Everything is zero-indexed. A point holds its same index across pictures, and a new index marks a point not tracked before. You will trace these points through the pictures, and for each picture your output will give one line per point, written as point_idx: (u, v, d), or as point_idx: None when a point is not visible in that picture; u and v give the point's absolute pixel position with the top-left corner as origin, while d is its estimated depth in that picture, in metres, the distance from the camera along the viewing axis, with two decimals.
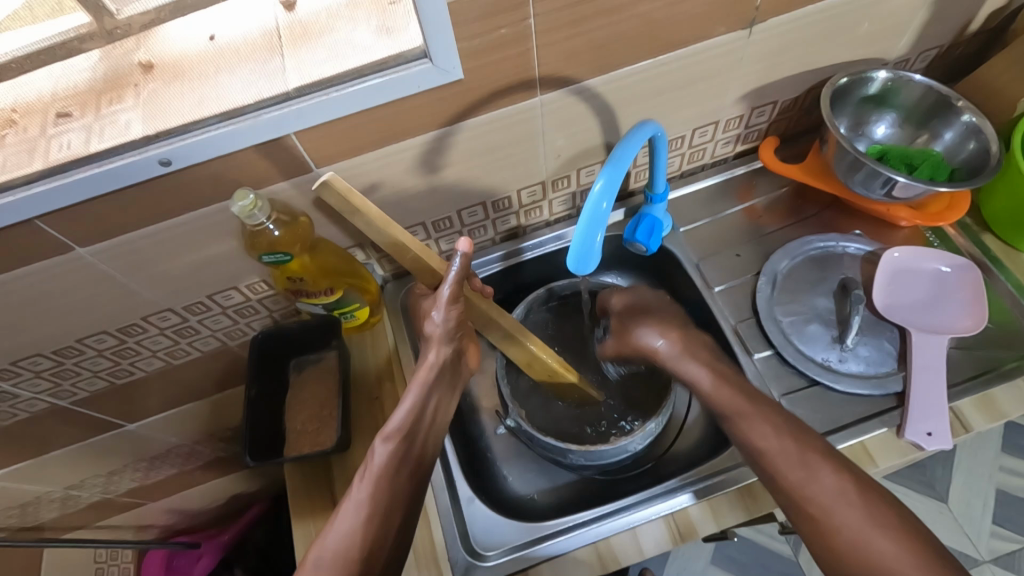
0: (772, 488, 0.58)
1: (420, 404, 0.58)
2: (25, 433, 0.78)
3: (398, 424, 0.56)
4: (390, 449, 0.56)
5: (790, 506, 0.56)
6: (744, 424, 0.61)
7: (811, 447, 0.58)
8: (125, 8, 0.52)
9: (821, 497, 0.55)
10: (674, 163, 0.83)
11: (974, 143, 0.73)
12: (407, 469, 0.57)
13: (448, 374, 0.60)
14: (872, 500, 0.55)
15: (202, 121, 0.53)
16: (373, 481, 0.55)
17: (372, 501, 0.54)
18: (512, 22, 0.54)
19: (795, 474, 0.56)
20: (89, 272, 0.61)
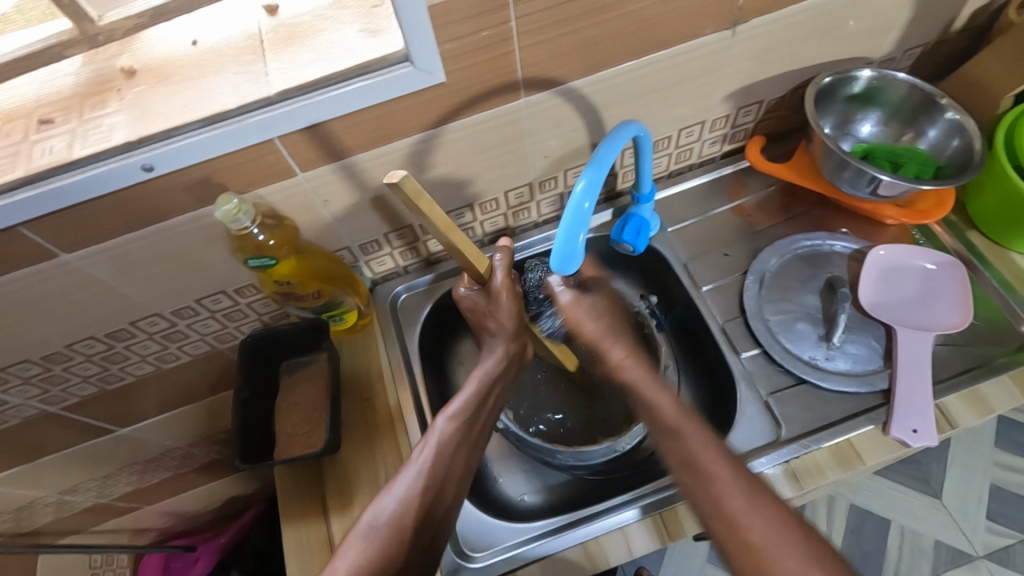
0: (710, 518, 0.52)
1: (484, 389, 0.61)
2: (17, 438, 0.78)
3: (462, 403, 0.60)
4: (455, 426, 0.59)
5: (731, 541, 0.50)
6: (692, 441, 0.55)
7: (754, 480, 0.52)
8: (107, 14, 0.52)
9: (764, 535, 0.49)
10: (662, 163, 0.83)
11: (959, 140, 0.73)
12: (465, 449, 0.59)
13: (512, 366, 0.64)
14: (823, 540, 0.49)
15: (185, 126, 0.53)
16: (433, 453, 0.57)
17: (429, 473, 0.56)
18: (495, 23, 0.54)
19: (737, 503, 0.51)
20: (76, 278, 0.61)
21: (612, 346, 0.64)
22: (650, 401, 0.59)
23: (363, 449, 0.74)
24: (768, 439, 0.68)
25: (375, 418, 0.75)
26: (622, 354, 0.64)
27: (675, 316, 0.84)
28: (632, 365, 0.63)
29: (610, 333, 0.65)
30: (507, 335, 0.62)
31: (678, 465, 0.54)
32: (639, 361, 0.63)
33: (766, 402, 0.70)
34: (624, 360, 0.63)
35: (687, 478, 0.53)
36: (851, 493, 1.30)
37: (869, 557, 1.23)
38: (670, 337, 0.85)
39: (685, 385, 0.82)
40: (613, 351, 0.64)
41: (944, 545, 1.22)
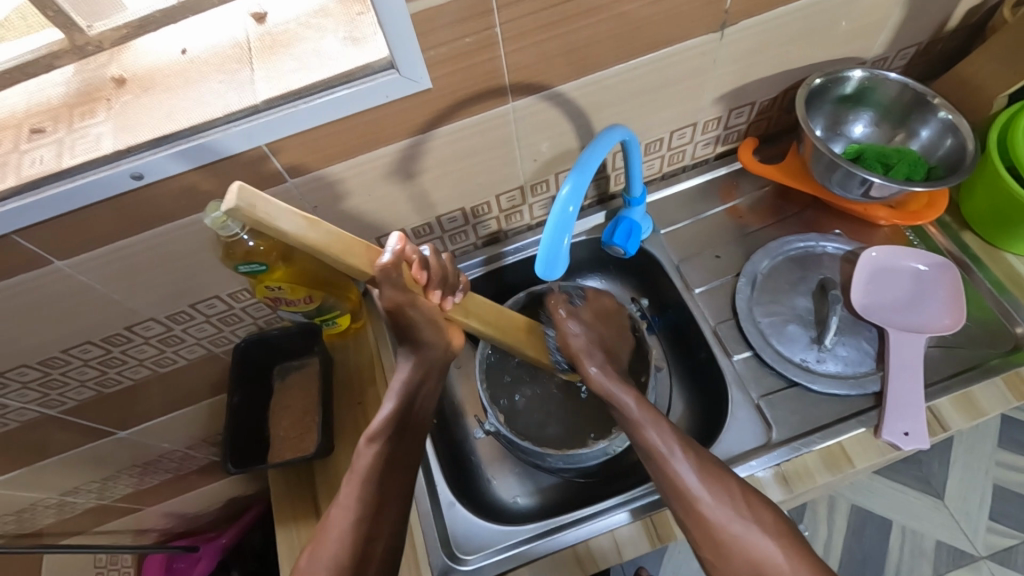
0: (669, 497, 0.57)
1: (405, 398, 0.57)
2: (17, 441, 0.79)
3: (381, 423, 0.56)
4: (376, 450, 0.55)
5: (685, 512, 0.56)
6: (651, 433, 0.59)
7: (704, 458, 0.58)
8: (96, 24, 0.52)
9: (713, 511, 0.55)
10: (654, 165, 0.83)
11: (951, 140, 0.73)
12: (396, 471, 0.56)
13: (434, 369, 0.59)
14: (756, 510, 0.55)
15: (172, 135, 0.54)
16: (359, 483, 0.54)
17: (358, 506, 0.53)
18: (478, 30, 0.54)
19: (688, 477, 0.56)
20: (71, 285, 0.62)
21: (584, 359, 0.63)
22: (616, 403, 0.61)
23: (353, 453, 0.74)
24: (759, 442, 0.68)
25: (364, 422, 0.76)
26: (595, 365, 0.63)
27: (667, 319, 0.84)
28: (600, 373, 0.62)
29: (589, 348, 0.64)
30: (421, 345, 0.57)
31: (642, 453, 0.59)
32: (608, 371, 0.63)
33: (756, 405, 0.71)
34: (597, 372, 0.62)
35: (646, 463, 0.59)
36: (851, 494, 1.29)
37: (869, 558, 1.22)
38: (663, 339, 0.85)
39: (677, 387, 0.82)
40: (588, 363, 0.63)
41: (945, 545, 1.22)
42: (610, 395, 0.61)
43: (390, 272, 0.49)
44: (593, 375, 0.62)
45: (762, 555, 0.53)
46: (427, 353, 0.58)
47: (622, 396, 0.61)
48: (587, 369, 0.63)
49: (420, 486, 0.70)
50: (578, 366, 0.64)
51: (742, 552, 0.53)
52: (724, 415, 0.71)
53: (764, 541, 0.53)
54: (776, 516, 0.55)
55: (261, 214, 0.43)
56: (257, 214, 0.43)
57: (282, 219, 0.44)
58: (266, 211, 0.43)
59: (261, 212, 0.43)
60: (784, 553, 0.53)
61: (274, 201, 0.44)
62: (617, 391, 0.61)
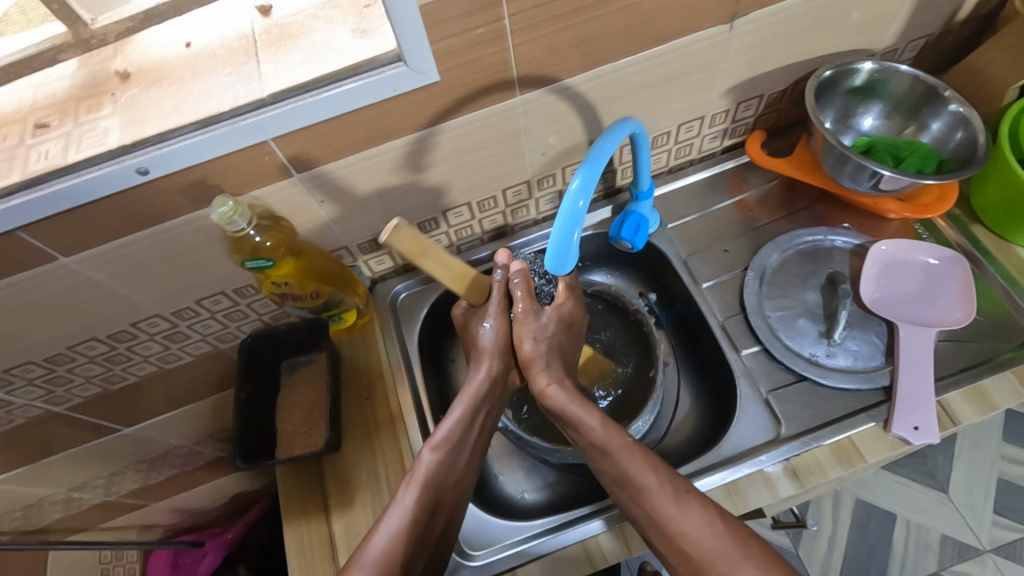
0: (650, 529, 0.56)
1: (468, 413, 0.60)
2: (22, 439, 0.79)
3: (446, 433, 0.59)
4: (438, 458, 0.58)
5: (660, 536, 0.55)
6: (624, 460, 0.57)
7: (684, 486, 0.56)
8: (100, 17, 0.52)
9: (694, 539, 0.53)
10: (661, 158, 0.82)
11: (962, 133, 0.72)
12: (451, 478, 0.58)
13: (494, 392, 0.63)
14: (742, 539, 0.53)
15: (178, 129, 0.53)
16: (419, 487, 0.56)
17: (417, 507, 0.55)
18: (488, 22, 0.54)
19: (670, 509, 0.54)
20: (77, 281, 0.62)
21: (539, 371, 0.61)
22: (577, 425, 0.59)
23: (362, 448, 0.74)
24: (768, 437, 0.68)
25: (374, 416, 0.76)
26: (548, 380, 0.61)
27: (675, 313, 0.83)
28: (556, 390, 0.61)
29: (546, 357, 0.62)
30: (492, 354, 0.62)
31: (614, 479, 0.58)
32: (565, 387, 0.61)
33: (766, 399, 0.70)
34: (547, 387, 0.61)
35: (621, 489, 0.58)
36: (856, 488, 1.29)
37: (874, 551, 1.22)
38: (671, 334, 0.84)
39: (685, 381, 0.81)
40: (540, 376, 0.61)
41: (950, 539, 1.22)
42: (569, 413, 0.60)
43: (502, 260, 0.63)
44: (547, 391, 0.61)
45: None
46: (498, 374, 0.63)
47: (586, 417, 0.59)
48: (540, 383, 0.61)
49: None
50: (532, 375, 0.62)
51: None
52: (733, 409, 0.71)
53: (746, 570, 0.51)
54: (766, 551, 0.52)
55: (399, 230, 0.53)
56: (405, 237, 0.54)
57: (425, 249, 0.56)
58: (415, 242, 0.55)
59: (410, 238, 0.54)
60: None
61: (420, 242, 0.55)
62: (579, 416, 0.59)
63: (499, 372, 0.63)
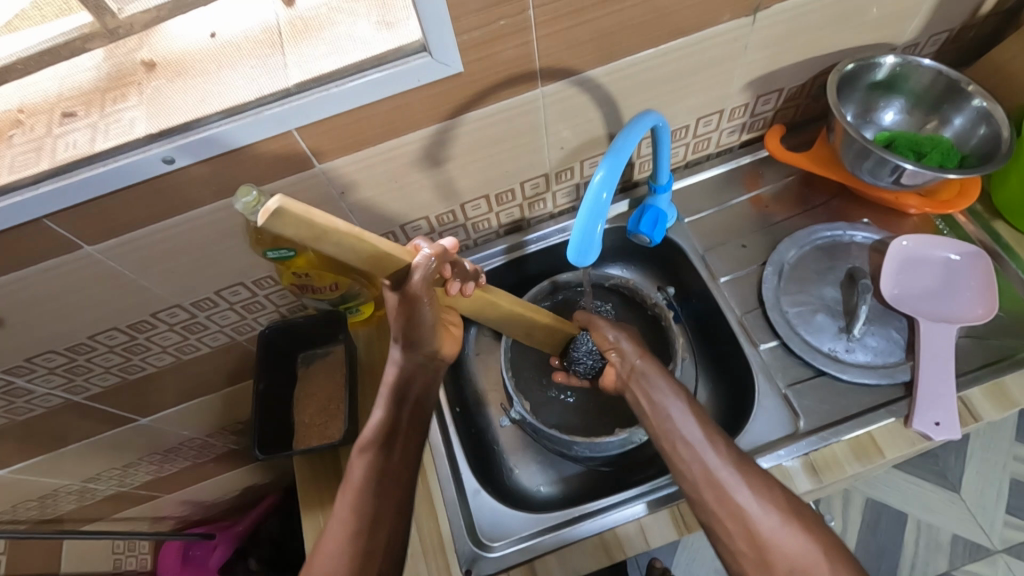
0: (698, 487, 0.56)
1: (392, 410, 0.57)
2: (41, 428, 0.80)
3: (370, 435, 0.57)
4: (367, 460, 0.56)
5: (721, 505, 0.54)
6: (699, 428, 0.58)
7: (745, 461, 0.57)
8: (127, 7, 0.52)
9: (753, 505, 0.54)
10: (679, 153, 0.82)
11: (985, 128, 0.72)
12: (390, 482, 0.56)
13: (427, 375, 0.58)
14: (795, 506, 0.55)
15: (204, 119, 0.54)
16: (354, 494, 0.55)
17: (353, 520, 0.54)
18: (512, 13, 0.54)
19: (713, 462, 0.56)
20: (101, 269, 0.62)
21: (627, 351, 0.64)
22: (651, 396, 0.61)
23: None
24: (786, 432, 0.68)
25: None
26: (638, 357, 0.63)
27: (691, 309, 0.83)
28: (645, 365, 0.63)
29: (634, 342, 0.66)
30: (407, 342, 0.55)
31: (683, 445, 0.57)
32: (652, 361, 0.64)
33: (784, 394, 0.70)
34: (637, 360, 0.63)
35: (671, 449, 0.58)
36: (866, 487, 1.29)
37: (884, 551, 1.22)
38: (687, 329, 0.84)
39: (702, 376, 0.81)
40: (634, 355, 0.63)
41: (961, 539, 1.21)
42: (650, 386, 0.61)
43: (430, 262, 0.49)
44: (637, 365, 0.63)
45: (795, 552, 0.52)
46: (420, 359, 0.57)
47: (669, 392, 0.60)
48: (631, 359, 0.63)
49: (444, 473, 0.71)
50: (621, 358, 0.64)
51: (776, 550, 0.52)
52: (751, 404, 0.71)
53: (798, 539, 0.53)
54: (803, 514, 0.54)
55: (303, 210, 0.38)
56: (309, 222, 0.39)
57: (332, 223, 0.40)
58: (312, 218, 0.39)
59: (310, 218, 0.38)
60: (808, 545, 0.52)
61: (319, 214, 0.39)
62: (663, 401, 0.60)
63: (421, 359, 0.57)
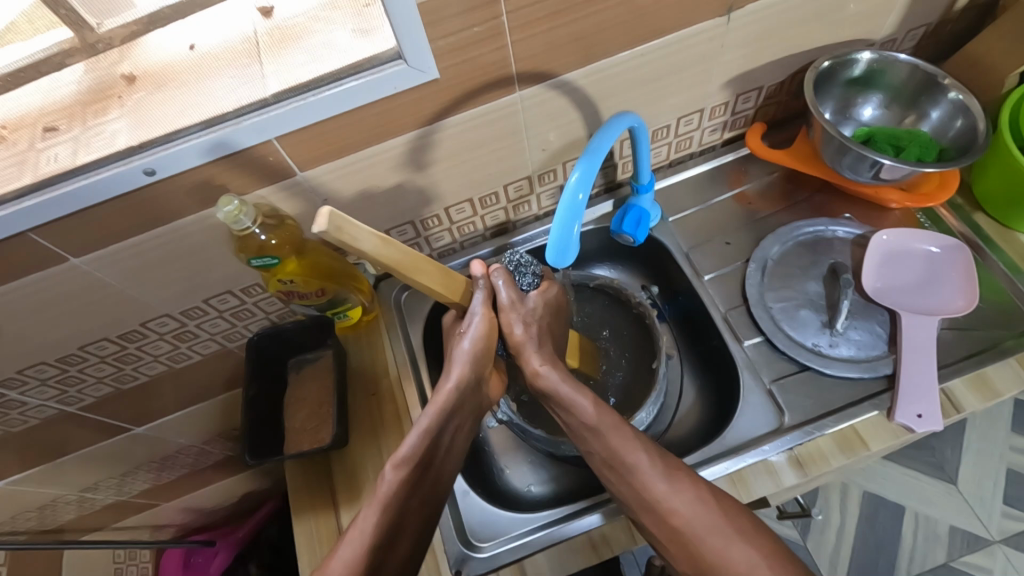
0: (636, 507, 0.55)
1: (434, 428, 0.53)
2: (37, 439, 0.81)
3: (410, 450, 0.51)
4: (401, 477, 0.51)
5: (660, 529, 0.54)
6: (615, 439, 0.55)
7: (672, 464, 0.55)
8: (106, 21, 0.52)
9: (686, 518, 0.52)
10: (661, 152, 0.82)
11: (962, 121, 0.72)
12: (421, 492, 0.52)
13: (467, 407, 0.56)
14: (733, 516, 0.52)
15: (182, 131, 0.55)
16: (381, 507, 0.50)
17: (377, 532, 0.49)
18: (486, 18, 0.54)
19: (660, 487, 0.53)
20: (88, 281, 0.63)
21: (531, 353, 0.56)
22: (568, 405, 0.56)
23: (369, 442, 0.75)
24: (772, 427, 0.68)
25: (380, 412, 0.77)
26: (541, 361, 0.57)
27: (677, 307, 0.84)
28: (549, 372, 0.56)
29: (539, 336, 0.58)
30: (466, 363, 0.54)
31: (604, 460, 0.56)
32: (558, 367, 0.57)
33: (768, 390, 0.71)
34: (541, 369, 0.56)
35: (610, 471, 0.56)
36: (863, 480, 1.29)
37: (883, 544, 1.22)
38: (673, 327, 0.85)
39: (689, 373, 0.82)
40: (532, 356, 0.57)
41: (959, 531, 1.21)
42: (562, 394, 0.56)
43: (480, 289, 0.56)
44: (541, 371, 0.56)
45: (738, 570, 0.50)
46: (471, 380, 0.55)
47: (576, 399, 0.55)
48: (534, 363, 0.57)
49: None
50: (524, 359, 0.57)
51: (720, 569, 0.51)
52: (737, 400, 0.71)
53: (746, 558, 0.50)
54: (753, 524, 0.52)
55: (349, 238, 0.42)
56: (346, 235, 0.42)
57: (364, 240, 0.43)
58: (352, 231, 0.42)
59: (348, 233, 0.42)
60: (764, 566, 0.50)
61: (359, 223, 0.43)
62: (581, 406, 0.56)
63: (472, 381, 0.55)
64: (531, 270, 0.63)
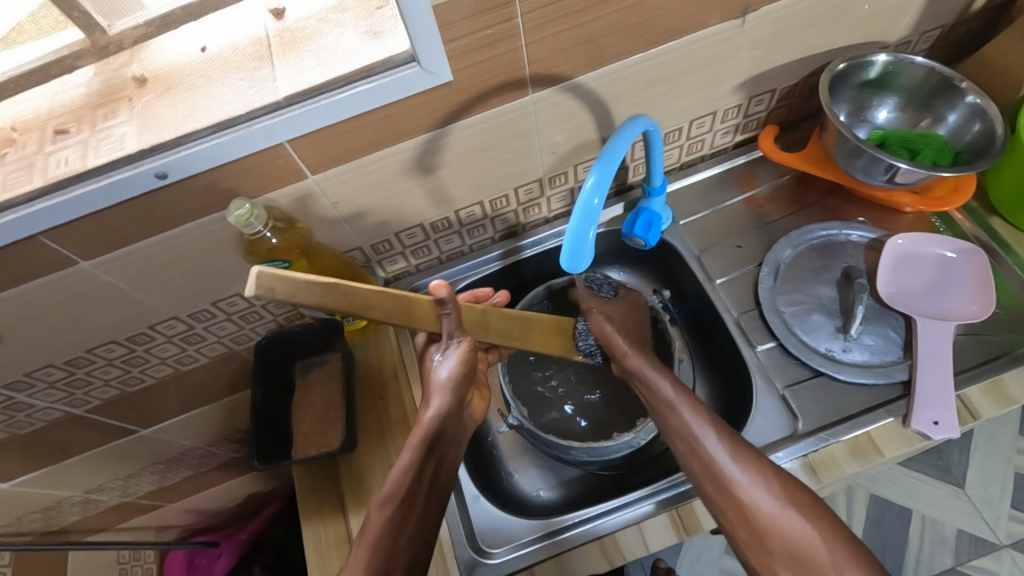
0: (702, 477, 0.55)
1: (416, 462, 0.54)
2: (43, 440, 0.80)
3: (390, 488, 0.54)
4: (386, 515, 0.53)
5: (724, 501, 0.54)
6: (687, 415, 0.58)
7: (739, 442, 0.56)
8: (116, 23, 0.52)
9: (750, 491, 0.53)
10: (672, 155, 0.82)
11: (979, 125, 0.72)
12: (410, 528, 0.53)
13: (453, 438, 0.58)
14: (790, 489, 0.53)
15: (194, 134, 0.54)
16: (369, 547, 0.51)
17: (366, 570, 0.50)
18: (500, 20, 0.54)
19: (722, 457, 0.55)
20: (96, 284, 0.63)
21: (617, 339, 0.66)
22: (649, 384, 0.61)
23: (377, 446, 0.74)
24: (785, 433, 0.68)
25: (388, 415, 0.76)
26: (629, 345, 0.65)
27: (688, 310, 0.83)
28: (634, 355, 0.64)
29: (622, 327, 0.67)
30: (442, 394, 0.56)
31: (674, 433, 0.58)
32: (642, 351, 0.64)
33: (781, 395, 0.70)
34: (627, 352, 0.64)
35: (678, 442, 0.58)
36: (870, 483, 1.28)
37: (889, 548, 1.22)
38: (683, 330, 0.84)
39: (700, 377, 0.81)
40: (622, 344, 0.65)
41: (966, 534, 1.21)
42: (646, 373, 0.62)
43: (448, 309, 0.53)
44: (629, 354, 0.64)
45: (797, 538, 0.51)
46: (450, 413, 0.56)
47: (658, 379, 0.61)
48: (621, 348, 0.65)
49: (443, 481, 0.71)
50: (612, 349, 0.66)
51: (781, 535, 0.51)
52: (749, 405, 0.71)
53: (803, 528, 0.51)
54: (811, 498, 0.53)
55: (283, 298, 0.43)
56: (280, 294, 0.43)
57: (302, 295, 0.43)
58: (287, 288, 0.43)
59: (281, 293, 0.42)
60: (820, 537, 0.50)
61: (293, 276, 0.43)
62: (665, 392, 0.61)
63: (453, 408, 0.56)
64: (608, 284, 0.76)
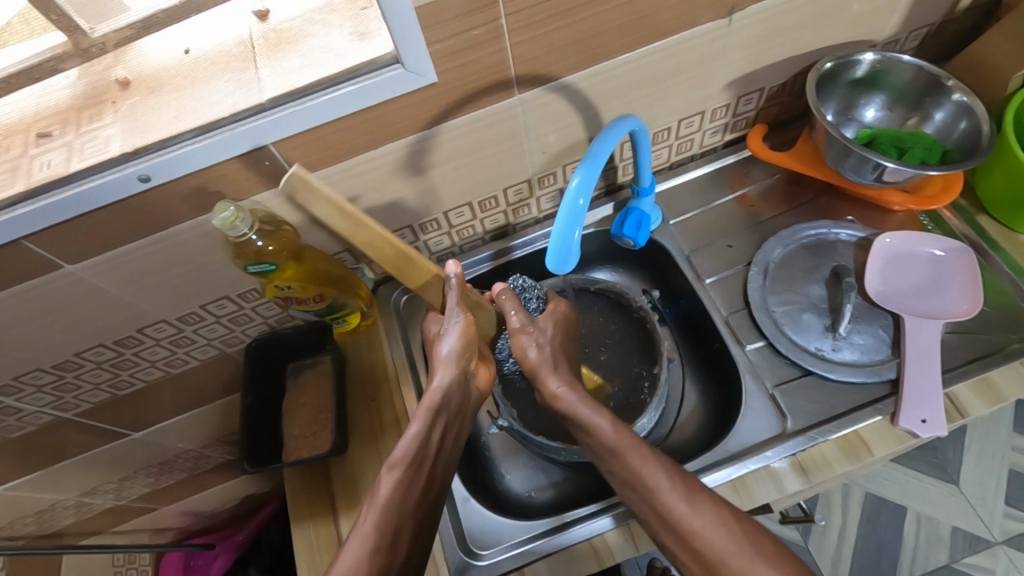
0: (658, 524, 0.54)
1: (428, 430, 0.52)
2: (34, 444, 0.80)
3: (404, 452, 0.51)
4: (397, 478, 0.51)
5: (683, 550, 0.53)
6: (634, 460, 0.56)
7: (694, 487, 0.55)
8: (99, 26, 0.52)
9: (708, 542, 0.51)
10: (662, 154, 0.82)
11: (967, 122, 0.72)
12: (415, 498, 0.52)
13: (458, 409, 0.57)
14: (753, 536, 0.51)
15: (177, 136, 0.54)
16: (379, 511, 0.50)
17: (377, 535, 0.49)
18: (485, 21, 0.54)
19: (680, 508, 0.53)
20: (82, 287, 0.62)
21: (547, 375, 0.60)
22: (587, 425, 0.59)
23: (370, 447, 0.74)
24: (774, 432, 0.68)
25: (380, 416, 0.76)
26: (560, 384, 0.60)
27: (679, 310, 0.83)
28: (567, 393, 0.60)
29: (553, 359, 0.61)
30: (454, 362, 0.53)
31: (624, 482, 0.57)
32: (576, 390, 0.60)
33: (771, 395, 0.70)
34: (559, 391, 0.60)
35: (632, 489, 0.56)
36: (865, 482, 1.28)
37: (885, 546, 1.22)
38: (674, 331, 0.84)
39: (691, 377, 0.82)
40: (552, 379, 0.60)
41: (961, 532, 1.21)
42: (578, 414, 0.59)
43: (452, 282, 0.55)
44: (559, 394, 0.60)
45: None
46: (460, 379, 0.54)
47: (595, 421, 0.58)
48: (553, 387, 0.60)
49: None
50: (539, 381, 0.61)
51: None
52: (739, 405, 0.71)
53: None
54: (775, 543, 0.51)
55: (302, 201, 0.47)
56: (300, 193, 0.47)
57: (319, 207, 0.48)
58: (309, 193, 0.47)
59: (300, 195, 0.47)
60: None
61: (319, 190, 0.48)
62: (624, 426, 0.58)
63: (461, 376, 0.54)
64: (536, 294, 0.72)
